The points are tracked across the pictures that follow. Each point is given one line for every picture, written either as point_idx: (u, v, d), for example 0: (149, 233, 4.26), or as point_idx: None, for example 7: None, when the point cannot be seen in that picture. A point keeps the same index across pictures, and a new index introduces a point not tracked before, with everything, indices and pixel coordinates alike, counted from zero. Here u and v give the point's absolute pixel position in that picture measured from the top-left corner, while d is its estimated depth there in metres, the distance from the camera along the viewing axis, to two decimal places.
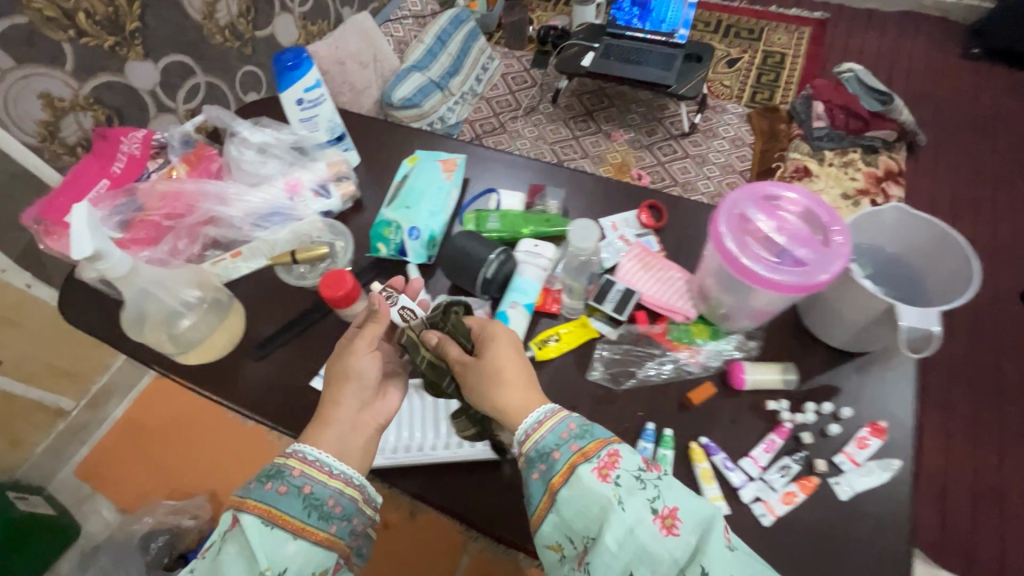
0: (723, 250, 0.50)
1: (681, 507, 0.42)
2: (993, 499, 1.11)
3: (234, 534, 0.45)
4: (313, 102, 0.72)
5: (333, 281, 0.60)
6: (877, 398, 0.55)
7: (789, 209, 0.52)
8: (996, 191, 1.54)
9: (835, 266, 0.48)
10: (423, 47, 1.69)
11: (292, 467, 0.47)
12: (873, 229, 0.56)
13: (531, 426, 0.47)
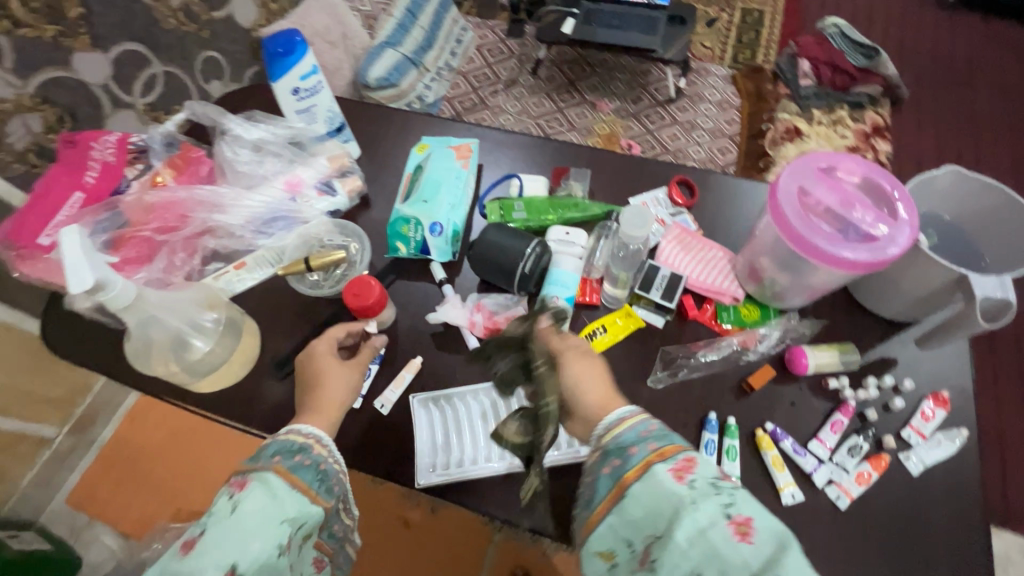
0: (784, 224, 0.47)
1: (757, 517, 0.38)
2: (993, 440, 1.17)
3: (253, 488, 0.43)
4: (309, 91, 0.66)
5: (358, 289, 0.56)
6: (932, 368, 0.57)
7: (846, 180, 0.50)
8: (976, 140, 1.57)
9: (905, 239, 0.46)
10: (394, 21, 1.59)
11: (303, 439, 0.49)
12: (932, 199, 0.60)
13: (614, 422, 0.47)
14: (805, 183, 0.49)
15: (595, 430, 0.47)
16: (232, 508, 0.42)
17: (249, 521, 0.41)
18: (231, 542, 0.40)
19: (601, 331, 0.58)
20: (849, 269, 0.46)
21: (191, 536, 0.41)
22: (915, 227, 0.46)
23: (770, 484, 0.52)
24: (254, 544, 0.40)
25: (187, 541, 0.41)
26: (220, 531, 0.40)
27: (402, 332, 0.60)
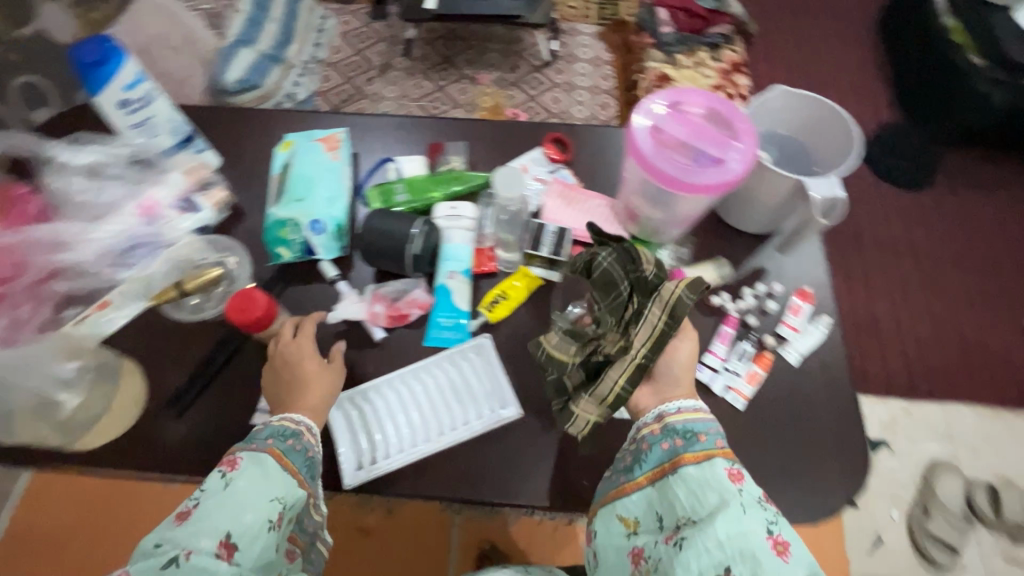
0: (643, 163, 0.51)
1: (794, 541, 0.42)
2: (869, 324, 1.33)
3: (247, 466, 0.46)
4: (141, 102, 0.59)
5: (241, 304, 0.52)
6: (796, 269, 0.63)
7: (693, 112, 0.53)
8: (820, 62, 1.72)
9: (747, 158, 0.50)
10: (243, 16, 1.49)
11: (295, 427, 0.50)
12: (768, 117, 0.65)
13: (684, 407, 0.52)
14: (656, 122, 0.52)
15: (657, 410, 0.53)
16: (225, 482, 0.44)
17: (241, 495, 0.43)
18: (223, 511, 0.42)
19: (502, 297, 0.58)
20: (705, 193, 0.50)
21: (182, 506, 0.43)
22: (756, 144, 0.51)
23: None
24: (246, 516, 0.42)
25: (180, 512, 0.42)
26: (213, 503, 0.42)
27: None
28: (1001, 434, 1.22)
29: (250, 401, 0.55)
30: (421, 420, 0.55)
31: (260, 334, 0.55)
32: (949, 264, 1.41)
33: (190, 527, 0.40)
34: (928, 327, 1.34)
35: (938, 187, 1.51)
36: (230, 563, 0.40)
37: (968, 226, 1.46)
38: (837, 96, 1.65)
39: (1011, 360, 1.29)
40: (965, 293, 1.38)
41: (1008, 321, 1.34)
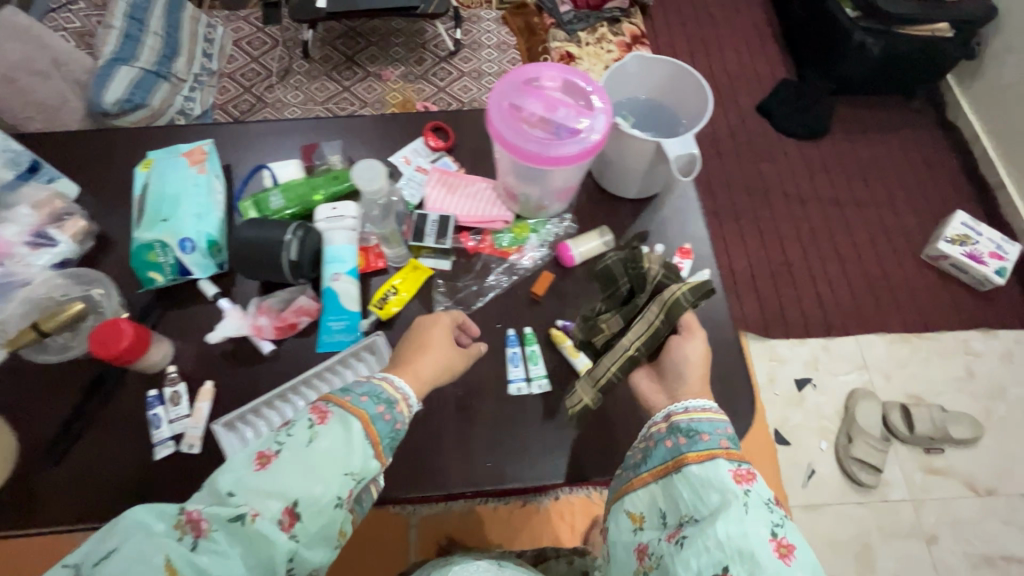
0: (508, 143, 0.51)
1: (800, 548, 0.42)
2: (785, 272, 1.40)
3: (332, 426, 0.45)
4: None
5: (108, 335, 0.49)
6: (678, 227, 0.64)
7: (550, 86, 0.54)
8: (717, 26, 1.78)
9: (603, 124, 0.52)
10: (118, 33, 1.40)
11: (391, 392, 0.49)
12: (630, 84, 0.65)
13: (697, 406, 0.52)
14: (513, 100, 0.52)
15: (672, 406, 0.54)
16: (308, 441, 0.44)
17: (318, 462, 0.43)
18: (297, 475, 0.42)
19: (395, 292, 0.58)
20: (568, 163, 0.51)
21: (266, 450, 0.44)
22: (611, 111, 0.52)
23: (572, 370, 0.60)
24: (314, 488, 0.42)
25: (262, 456, 0.43)
26: (290, 466, 0.42)
27: (183, 363, 0.55)
28: (910, 357, 1.31)
29: (132, 437, 0.52)
30: None
31: (138, 364, 0.52)
32: (851, 207, 1.50)
33: (262, 487, 0.41)
34: (838, 268, 1.42)
35: (834, 135, 1.60)
36: (289, 534, 0.41)
37: (864, 169, 1.55)
38: (736, 58, 1.71)
39: (913, 288, 1.39)
40: (867, 232, 1.47)
41: (907, 253, 1.44)
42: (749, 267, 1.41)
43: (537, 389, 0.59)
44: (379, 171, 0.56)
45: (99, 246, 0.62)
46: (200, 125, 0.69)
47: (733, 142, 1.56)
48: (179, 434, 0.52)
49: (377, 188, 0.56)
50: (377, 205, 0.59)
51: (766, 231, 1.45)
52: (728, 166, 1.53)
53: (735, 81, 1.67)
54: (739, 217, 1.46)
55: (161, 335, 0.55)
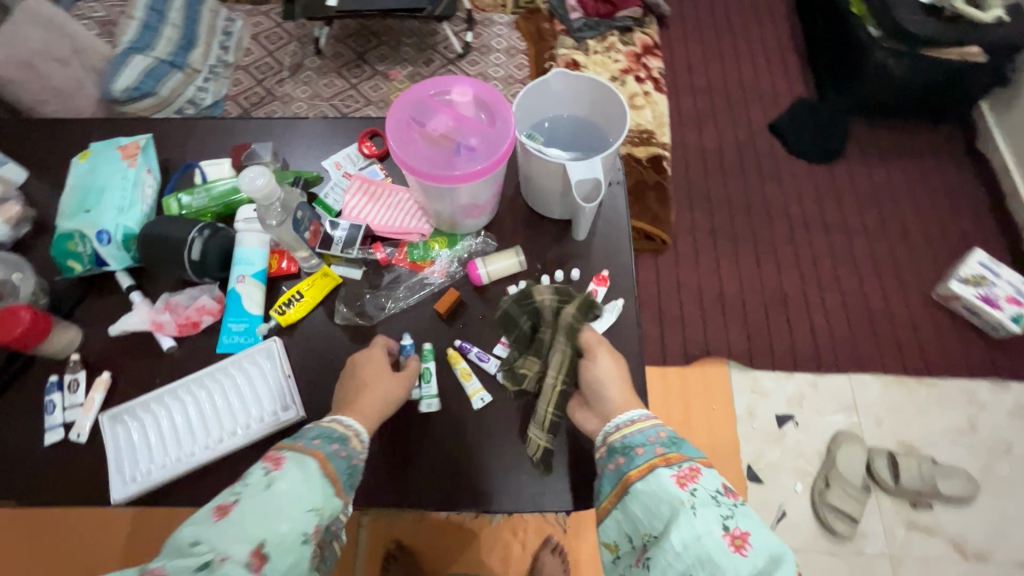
0: (403, 160, 0.50)
1: (755, 534, 0.40)
2: (779, 301, 1.33)
3: (290, 468, 0.44)
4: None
5: (4, 321, 0.51)
6: (598, 253, 0.62)
7: (459, 100, 0.53)
8: (736, 39, 1.71)
9: (503, 146, 0.51)
10: (137, 23, 1.44)
11: (343, 431, 0.49)
12: (550, 98, 0.60)
13: (633, 416, 0.50)
14: (417, 115, 0.52)
15: (607, 426, 0.51)
16: (267, 483, 0.42)
17: (282, 501, 0.41)
18: (263, 519, 0.40)
19: (298, 297, 0.58)
20: (464, 183, 0.51)
21: (223, 501, 0.40)
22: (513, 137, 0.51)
23: (461, 393, 0.58)
24: (282, 525, 0.40)
25: (219, 507, 0.40)
26: (254, 508, 0.40)
27: (88, 351, 0.57)
28: (906, 402, 1.22)
29: (31, 417, 0.55)
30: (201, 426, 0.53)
31: (37, 348, 0.54)
32: (859, 236, 1.41)
33: (227, 536, 0.38)
34: (837, 300, 1.34)
35: (848, 160, 1.51)
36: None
37: (877, 197, 1.46)
38: (752, 74, 1.64)
39: (917, 328, 1.30)
40: (873, 264, 1.38)
41: (915, 290, 1.35)
42: (740, 293, 1.34)
43: (425, 407, 0.57)
44: (268, 175, 0.52)
45: (34, 230, 0.65)
46: (150, 120, 0.72)
47: (738, 162, 1.50)
48: (69, 422, 0.54)
49: (266, 193, 0.52)
50: (275, 206, 0.55)
51: (764, 256, 1.38)
52: (730, 187, 1.47)
53: (749, 98, 1.60)
54: (735, 240, 1.40)
55: (66, 322, 0.57)
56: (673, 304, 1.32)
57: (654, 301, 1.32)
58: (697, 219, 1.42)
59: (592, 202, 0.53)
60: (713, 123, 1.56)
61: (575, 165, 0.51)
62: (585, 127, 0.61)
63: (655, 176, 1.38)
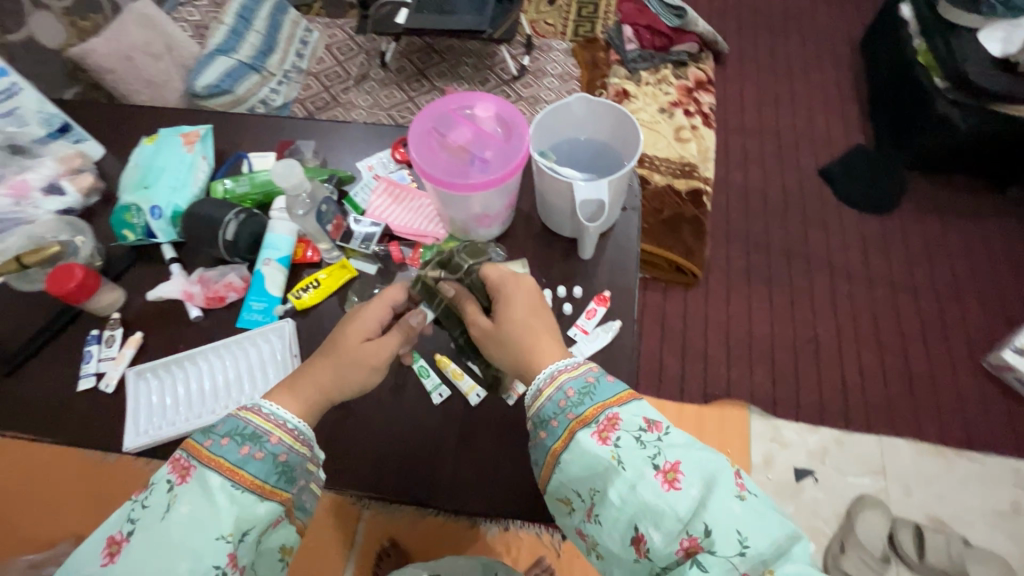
0: (421, 167, 0.55)
1: (685, 461, 0.41)
2: (811, 350, 1.28)
3: (190, 487, 0.43)
4: (4, 94, 0.68)
5: (61, 274, 0.58)
6: (602, 274, 0.64)
7: (482, 115, 0.58)
8: (794, 81, 1.68)
9: (515, 161, 0.55)
10: (226, 28, 1.56)
11: (264, 427, 0.46)
12: (571, 120, 0.65)
13: (542, 381, 0.47)
14: (440, 126, 0.57)
15: (528, 392, 0.48)
16: (165, 511, 0.42)
17: (175, 533, 0.40)
18: (153, 557, 0.40)
19: (315, 284, 0.62)
20: (475, 191, 0.55)
21: (117, 534, 0.41)
22: (526, 156, 0.56)
23: (456, 394, 0.59)
24: (179, 566, 0.39)
25: (112, 543, 0.41)
26: (144, 546, 0.40)
27: (128, 312, 0.63)
28: (942, 475, 1.14)
29: (72, 366, 0.61)
30: (212, 392, 0.58)
31: (85, 304, 0.61)
32: (904, 293, 1.35)
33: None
34: (875, 356, 1.27)
35: (902, 213, 1.45)
36: None
37: (929, 254, 1.39)
38: (806, 117, 1.61)
39: (960, 397, 1.22)
40: (918, 323, 1.31)
41: (961, 356, 1.27)
42: (770, 337, 1.30)
43: (437, 398, 0.58)
44: (298, 169, 0.58)
45: (101, 201, 0.73)
46: (213, 114, 0.79)
47: (781, 204, 1.47)
48: (101, 373, 0.60)
49: (297, 182, 0.57)
50: (303, 198, 0.61)
51: (799, 302, 1.34)
52: (770, 228, 1.44)
53: (801, 140, 1.57)
54: (770, 282, 1.36)
55: (113, 284, 0.63)
56: (698, 340, 1.29)
57: (678, 335, 1.29)
58: (732, 257, 1.40)
59: (596, 221, 0.57)
60: (761, 163, 1.54)
61: (584, 185, 0.55)
62: (601, 149, 0.66)
63: (693, 209, 1.36)
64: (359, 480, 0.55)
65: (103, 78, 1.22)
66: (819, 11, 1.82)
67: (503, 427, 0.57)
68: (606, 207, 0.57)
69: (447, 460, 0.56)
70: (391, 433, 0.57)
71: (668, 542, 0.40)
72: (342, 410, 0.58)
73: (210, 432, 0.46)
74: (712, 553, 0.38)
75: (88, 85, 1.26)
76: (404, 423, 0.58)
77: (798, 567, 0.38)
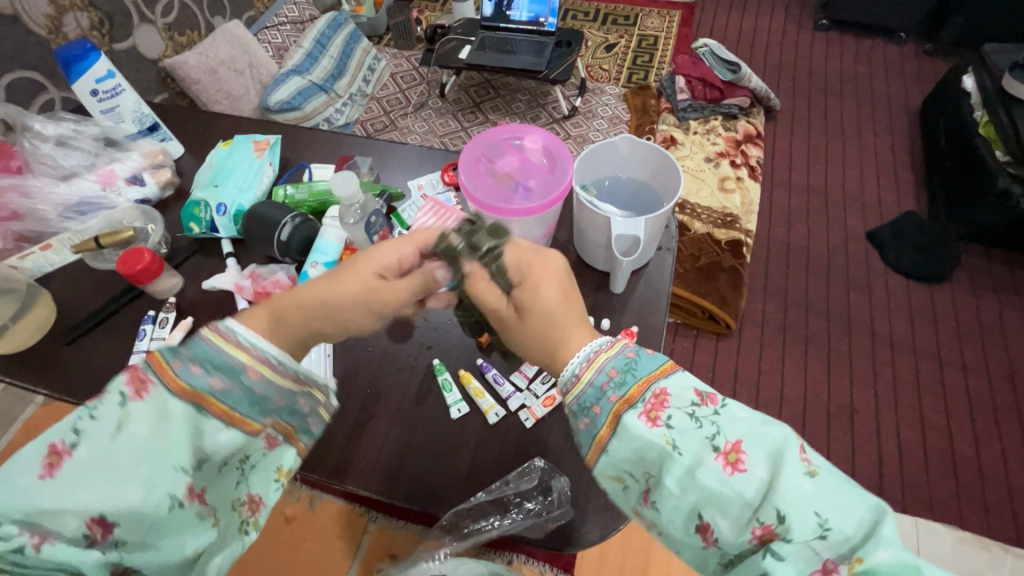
0: (467, 189, 0.58)
1: (748, 441, 0.38)
2: (845, 416, 1.22)
3: (148, 407, 0.39)
4: (109, 93, 0.76)
5: (130, 258, 0.63)
6: (631, 309, 0.64)
7: (531, 147, 0.62)
8: (846, 143, 1.67)
9: (557, 190, 0.58)
10: (303, 51, 1.65)
11: (241, 359, 0.43)
12: (615, 159, 0.67)
13: (577, 367, 0.45)
14: (490, 154, 0.61)
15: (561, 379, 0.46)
16: (115, 431, 0.38)
17: (126, 456, 0.37)
18: (104, 485, 0.36)
19: None
20: (517, 216, 0.58)
21: (58, 442, 0.37)
22: (568, 187, 0.58)
23: (476, 410, 0.60)
24: (133, 496, 0.36)
25: (53, 454, 0.37)
26: (89, 463, 0.37)
27: (183, 298, 0.68)
28: None
29: (126, 342, 0.65)
30: None
31: (148, 286, 0.66)
32: (952, 368, 1.28)
33: (58, 502, 0.35)
34: (915, 430, 1.20)
35: (952, 285, 1.40)
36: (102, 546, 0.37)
37: (979, 331, 1.33)
38: (856, 178, 1.59)
39: (1009, 486, 1.14)
40: (964, 401, 1.24)
41: (1010, 442, 1.19)
42: (803, 398, 1.25)
43: (456, 413, 0.59)
44: (354, 180, 0.63)
45: (175, 195, 0.80)
46: (283, 126, 0.86)
47: (825, 263, 1.44)
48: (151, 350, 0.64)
49: (350, 194, 0.63)
50: (355, 207, 0.65)
51: (836, 364, 1.29)
52: (812, 285, 1.41)
53: (850, 201, 1.55)
54: (807, 341, 1.32)
55: (174, 271, 0.68)
56: (726, 392, 1.25)
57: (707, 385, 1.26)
58: (769, 311, 1.37)
59: (630, 256, 0.59)
60: (806, 220, 1.52)
61: (620, 220, 0.57)
62: (642, 189, 0.68)
63: (731, 259, 1.34)
64: (372, 483, 0.56)
65: (189, 88, 1.31)
66: (875, 77, 1.82)
67: (517, 448, 0.57)
68: (640, 243, 0.59)
69: (459, 474, 0.56)
70: (408, 440, 0.58)
71: (739, 530, 0.37)
72: (365, 412, 0.60)
73: (177, 351, 0.41)
74: (788, 540, 0.35)
75: (176, 93, 1.34)
76: (422, 431, 0.59)
77: (891, 553, 0.34)
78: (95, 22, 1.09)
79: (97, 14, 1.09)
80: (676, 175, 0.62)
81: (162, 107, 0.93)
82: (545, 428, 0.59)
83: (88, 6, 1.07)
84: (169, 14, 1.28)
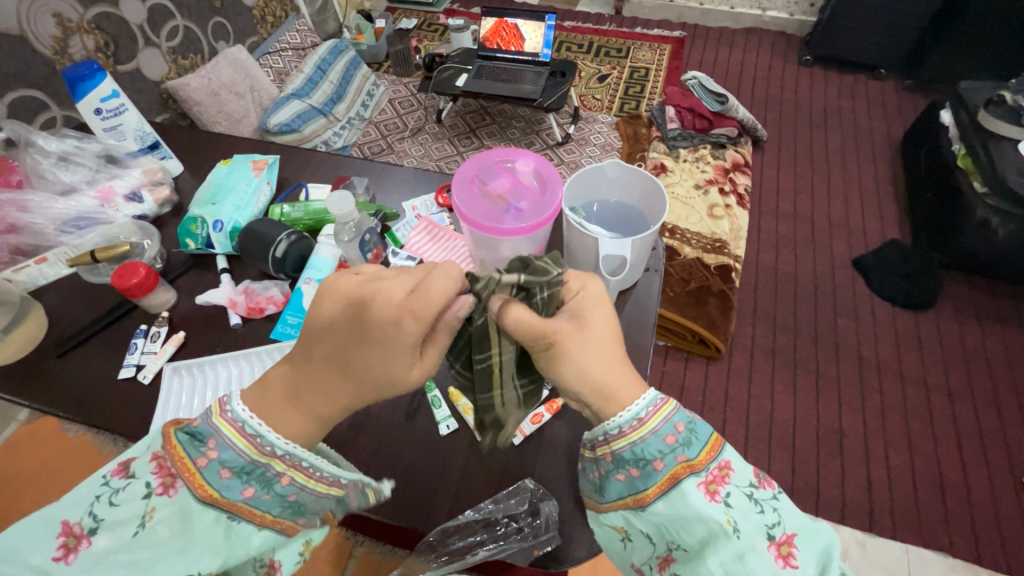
0: (461, 210, 0.60)
1: (801, 535, 0.41)
2: (835, 440, 1.23)
3: (170, 504, 0.42)
4: (113, 112, 0.79)
5: (126, 272, 0.64)
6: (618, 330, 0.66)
7: (522, 170, 0.65)
8: (831, 171, 1.72)
9: (547, 209, 0.61)
10: (304, 76, 1.67)
11: (255, 456, 0.43)
12: (606, 183, 0.70)
13: (642, 411, 0.44)
14: (484, 176, 0.63)
15: (611, 423, 0.44)
16: (137, 527, 0.41)
17: (143, 552, 0.40)
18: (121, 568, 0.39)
19: None
20: (507, 236, 0.60)
21: (75, 525, 0.41)
22: (559, 208, 0.61)
23: (465, 427, 0.60)
24: None
25: (69, 535, 0.41)
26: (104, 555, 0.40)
27: (176, 313, 0.69)
28: None
29: (118, 356, 0.66)
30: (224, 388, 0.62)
31: (142, 299, 0.66)
32: (938, 394, 1.30)
33: None
34: (904, 457, 1.21)
35: (936, 312, 1.43)
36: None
37: (965, 358, 1.35)
38: (841, 206, 1.63)
39: (998, 512, 1.14)
40: (951, 427, 1.25)
41: (998, 470, 1.20)
42: (792, 421, 1.26)
43: (444, 429, 0.60)
44: (350, 200, 0.63)
45: (172, 212, 0.82)
46: (283, 147, 0.89)
47: (813, 288, 1.47)
48: (141, 364, 0.64)
49: (346, 213, 0.63)
50: (350, 226, 0.66)
51: (824, 389, 1.30)
52: (800, 309, 1.43)
53: (836, 228, 1.59)
54: (795, 364, 1.34)
55: (167, 286, 0.69)
56: (717, 415, 1.25)
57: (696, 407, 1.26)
58: (758, 335, 1.39)
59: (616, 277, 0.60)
60: (793, 247, 1.55)
61: (608, 242, 0.58)
62: (629, 211, 0.70)
63: (721, 283, 1.36)
64: None
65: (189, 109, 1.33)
66: (859, 111, 1.89)
67: (506, 464, 0.58)
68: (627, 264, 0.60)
69: (448, 488, 0.56)
70: (396, 458, 0.58)
71: None
72: (355, 428, 0.60)
73: (202, 446, 0.43)
74: None
75: (176, 114, 1.35)
76: (411, 447, 0.59)
77: None
78: (100, 44, 1.12)
79: (103, 36, 1.12)
80: (662, 199, 0.65)
81: (164, 128, 0.96)
82: (531, 448, 0.59)
83: (94, 29, 1.09)
84: (173, 38, 1.30)
